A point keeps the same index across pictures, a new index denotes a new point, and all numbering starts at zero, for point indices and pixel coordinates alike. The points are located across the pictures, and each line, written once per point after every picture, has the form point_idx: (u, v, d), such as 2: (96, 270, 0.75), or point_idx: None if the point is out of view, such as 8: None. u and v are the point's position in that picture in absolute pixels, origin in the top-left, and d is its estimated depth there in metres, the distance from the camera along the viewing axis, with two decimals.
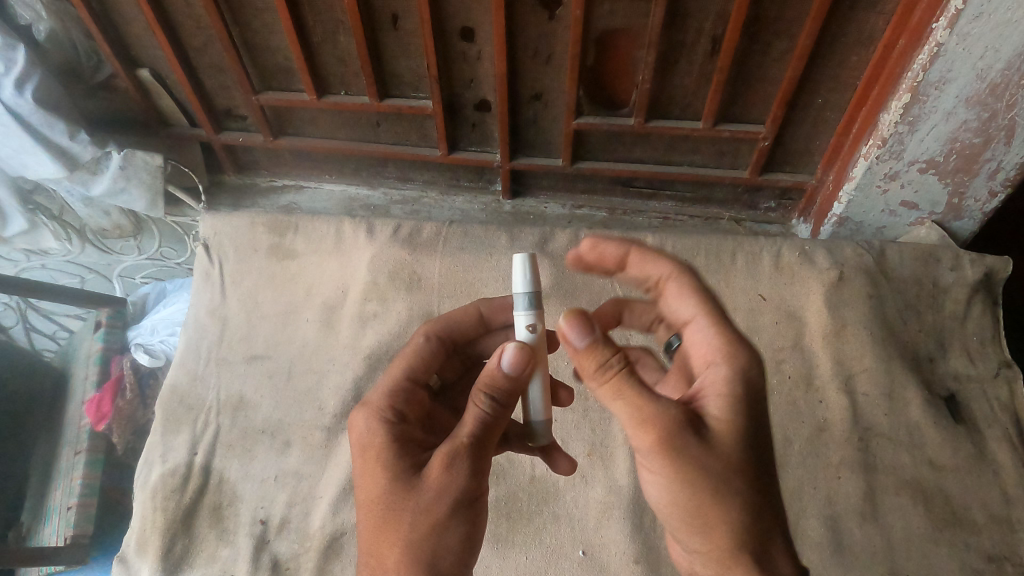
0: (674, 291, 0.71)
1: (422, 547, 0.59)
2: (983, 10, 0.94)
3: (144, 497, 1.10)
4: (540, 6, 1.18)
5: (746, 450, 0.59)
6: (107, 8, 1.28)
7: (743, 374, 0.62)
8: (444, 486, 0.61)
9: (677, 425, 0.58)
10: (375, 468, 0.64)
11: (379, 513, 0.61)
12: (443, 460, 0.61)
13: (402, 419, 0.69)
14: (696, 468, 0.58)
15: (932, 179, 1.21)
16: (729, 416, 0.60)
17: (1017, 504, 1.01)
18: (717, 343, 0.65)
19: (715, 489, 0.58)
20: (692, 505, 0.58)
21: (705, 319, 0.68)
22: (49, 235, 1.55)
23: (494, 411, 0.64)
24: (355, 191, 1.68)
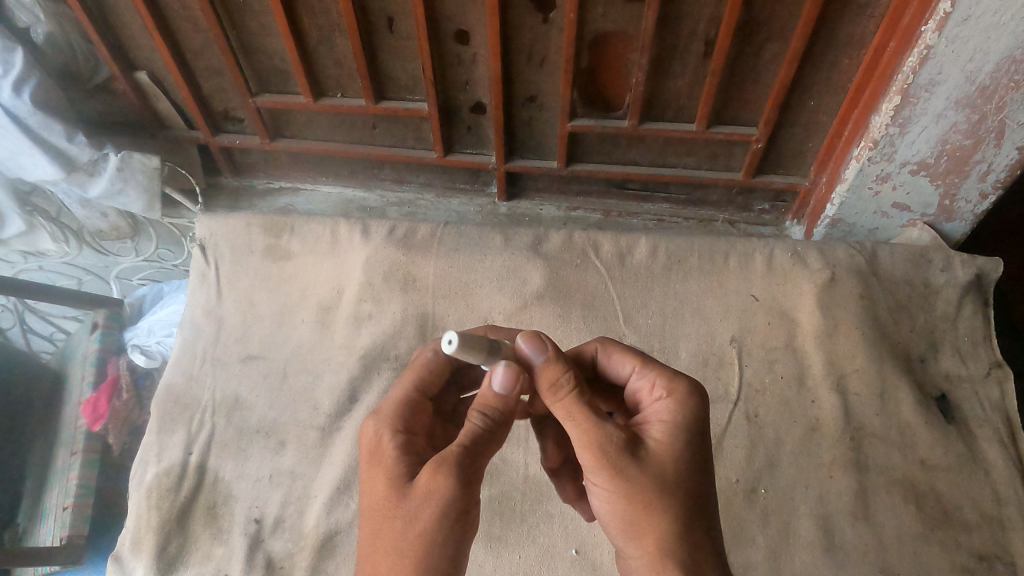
0: (610, 357, 0.79)
1: (411, 551, 0.63)
2: (972, 12, 0.95)
3: (139, 497, 1.10)
4: (534, 9, 1.19)
5: (682, 463, 0.66)
6: (105, 11, 1.29)
7: (681, 404, 0.69)
8: (433, 497, 0.64)
9: (617, 447, 0.65)
10: (376, 477, 0.68)
11: (376, 519, 0.66)
12: (430, 471, 0.65)
13: (407, 430, 0.73)
14: (631, 483, 0.65)
15: (923, 181, 1.22)
16: (665, 438, 0.67)
17: (1007, 503, 1.02)
18: (657, 381, 0.72)
19: (649, 501, 0.64)
20: (630, 518, 0.65)
21: (641, 367, 0.75)
22: (47, 236, 1.57)
23: (485, 427, 0.68)
24: (351, 193, 1.68)
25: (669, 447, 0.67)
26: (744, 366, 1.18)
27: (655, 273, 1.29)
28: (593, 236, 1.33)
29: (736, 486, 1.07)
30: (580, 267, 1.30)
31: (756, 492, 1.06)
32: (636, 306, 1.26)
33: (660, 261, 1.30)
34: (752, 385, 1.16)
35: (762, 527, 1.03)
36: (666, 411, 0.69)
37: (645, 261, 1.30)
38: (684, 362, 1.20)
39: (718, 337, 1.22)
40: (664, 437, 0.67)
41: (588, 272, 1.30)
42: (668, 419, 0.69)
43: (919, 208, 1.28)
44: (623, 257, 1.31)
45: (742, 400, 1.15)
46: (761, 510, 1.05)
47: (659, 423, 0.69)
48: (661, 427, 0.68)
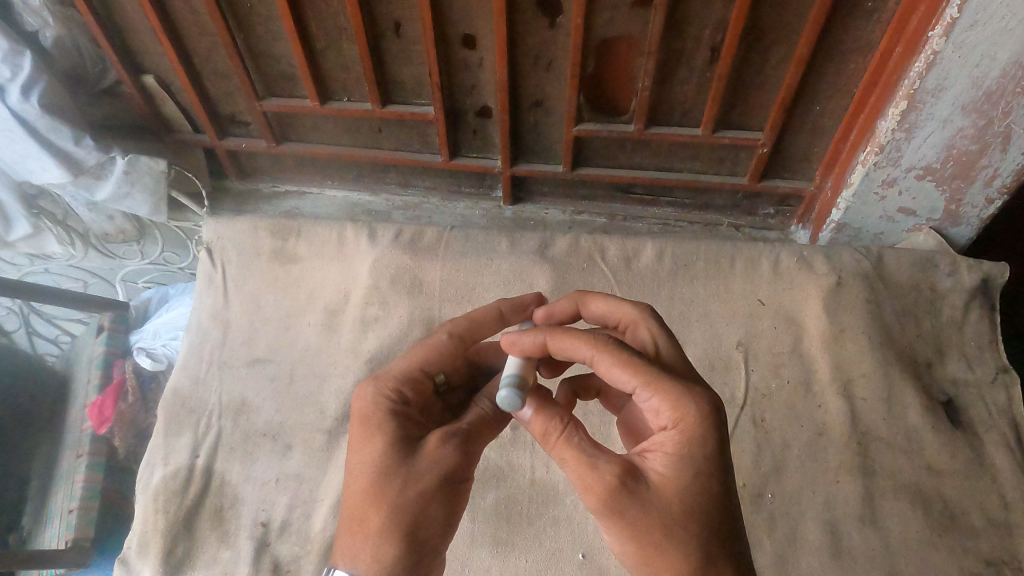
0: (605, 366, 0.69)
1: (406, 508, 0.68)
2: (979, 18, 0.96)
3: (146, 499, 1.10)
4: (540, 13, 1.19)
5: (689, 508, 0.64)
6: (113, 14, 1.29)
7: (691, 436, 0.66)
8: (439, 461, 0.71)
9: (615, 487, 0.64)
10: (374, 437, 0.71)
11: (370, 478, 0.69)
12: (441, 439, 0.72)
13: (405, 398, 0.76)
14: (633, 522, 0.64)
15: (929, 186, 1.22)
16: (670, 474, 0.65)
17: (1015, 509, 1.02)
18: (662, 408, 0.68)
19: (657, 543, 0.63)
20: (643, 560, 0.64)
21: (644, 387, 0.68)
22: (53, 239, 1.57)
23: (491, 409, 0.79)
24: (357, 197, 1.69)
25: (672, 475, 0.65)
26: (751, 370, 1.18)
27: (662, 277, 1.29)
28: (599, 240, 1.33)
29: (743, 491, 1.07)
30: (586, 270, 1.31)
31: (763, 496, 1.06)
32: None
33: (666, 265, 1.30)
34: (758, 389, 1.16)
35: (768, 532, 1.03)
36: (669, 438, 0.67)
37: (652, 266, 1.30)
38: None
39: (724, 341, 1.22)
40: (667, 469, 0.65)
41: (594, 275, 1.30)
42: (671, 448, 0.66)
43: (924, 213, 1.29)
44: (628, 261, 1.31)
45: (748, 405, 1.15)
46: (768, 515, 1.05)
47: (662, 450, 0.67)
48: (664, 454, 0.66)
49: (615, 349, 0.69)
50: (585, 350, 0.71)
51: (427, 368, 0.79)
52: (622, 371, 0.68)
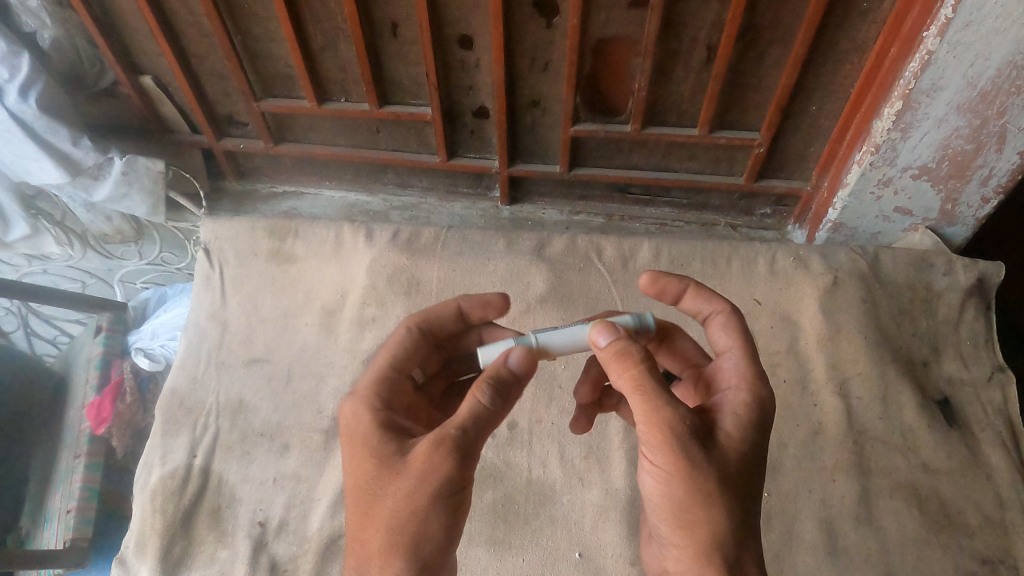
0: (719, 325, 0.77)
1: (400, 528, 0.63)
2: (973, 18, 0.96)
3: (144, 499, 1.11)
4: (537, 13, 1.20)
5: (745, 469, 0.65)
6: (110, 15, 1.30)
7: (755, 403, 0.69)
8: (429, 473, 0.63)
9: (689, 430, 0.63)
10: (360, 456, 0.68)
11: (366, 498, 0.66)
12: (429, 446, 0.64)
13: (386, 407, 0.74)
14: (700, 470, 0.62)
15: (924, 185, 1.23)
16: (736, 434, 0.66)
17: (1010, 507, 1.02)
18: (746, 373, 0.71)
19: (709, 494, 0.63)
20: (685, 506, 0.63)
21: (739, 351, 0.73)
22: (51, 240, 1.57)
23: (489, 404, 0.67)
24: (354, 197, 1.69)
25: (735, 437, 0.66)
26: None
27: None
28: (596, 240, 1.33)
29: None
30: (583, 270, 1.31)
31: (760, 495, 1.07)
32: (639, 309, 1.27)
33: (663, 265, 1.30)
34: None
35: (764, 531, 1.03)
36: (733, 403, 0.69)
37: (648, 266, 1.31)
38: None
39: None
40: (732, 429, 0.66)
41: (590, 275, 1.31)
42: (736, 413, 0.68)
43: (920, 212, 1.29)
44: (625, 261, 1.32)
45: None
46: (764, 514, 1.05)
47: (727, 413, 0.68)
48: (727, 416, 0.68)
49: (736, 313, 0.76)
50: (710, 305, 0.79)
51: (398, 365, 0.81)
52: (731, 332, 0.75)
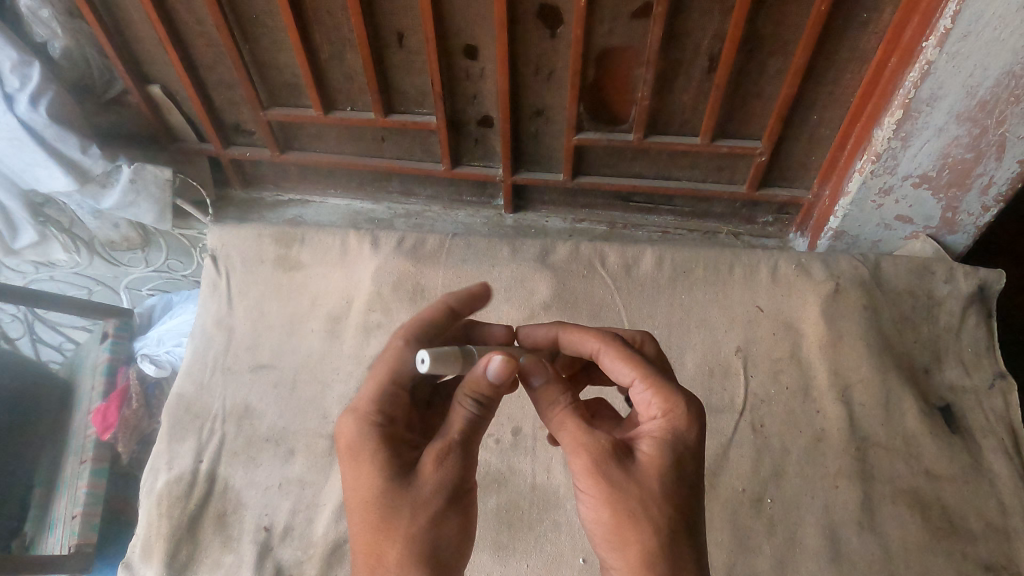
0: (609, 360, 0.77)
1: (418, 537, 0.64)
2: (972, 28, 0.97)
3: (150, 504, 1.11)
4: (541, 24, 1.21)
5: (670, 486, 0.64)
6: (121, 25, 1.32)
7: (673, 422, 0.68)
8: (438, 481, 0.66)
9: (605, 454, 0.65)
10: (365, 471, 0.67)
11: (375, 512, 0.65)
12: (437, 456, 0.67)
13: (388, 421, 0.71)
14: (611, 494, 0.63)
15: (925, 194, 1.24)
16: (659, 454, 0.66)
17: (1013, 514, 1.03)
18: (654, 399, 0.70)
19: (633, 513, 0.63)
20: (615, 530, 0.63)
21: (640, 379, 0.72)
22: (59, 246, 1.58)
23: (478, 411, 0.69)
24: (359, 205, 1.70)
25: (656, 458, 0.65)
26: (749, 376, 1.20)
27: (661, 284, 1.30)
28: (599, 247, 1.34)
29: (743, 496, 1.08)
30: (587, 277, 1.32)
31: (763, 501, 1.07)
32: (643, 316, 1.28)
33: (666, 272, 1.31)
34: (757, 394, 1.17)
35: (768, 536, 1.04)
36: (652, 427, 0.69)
37: (651, 273, 1.32)
38: (690, 372, 1.21)
39: (723, 347, 1.23)
40: (649, 452, 0.66)
41: (594, 283, 1.31)
42: (653, 436, 0.67)
43: (921, 220, 1.30)
44: (629, 268, 1.32)
45: (747, 410, 1.16)
46: (767, 520, 1.06)
47: (647, 437, 0.68)
48: (648, 441, 0.67)
49: (625, 346, 0.76)
50: (590, 345, 0.79)
51: (400, 381, 0.75)
52: (626, 367, 0.74)
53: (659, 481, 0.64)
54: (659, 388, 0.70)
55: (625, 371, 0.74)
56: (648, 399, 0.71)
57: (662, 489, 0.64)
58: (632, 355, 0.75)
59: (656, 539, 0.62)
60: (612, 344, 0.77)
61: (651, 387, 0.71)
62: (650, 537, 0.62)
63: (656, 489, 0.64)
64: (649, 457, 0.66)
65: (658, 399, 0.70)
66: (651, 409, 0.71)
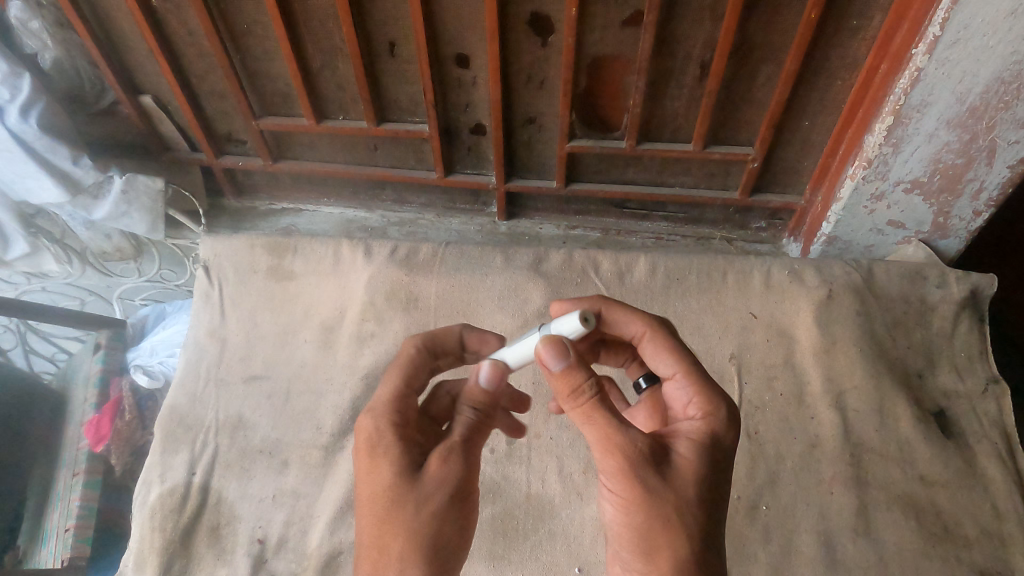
0: (654, 350, 0.77)
1: (423, 532, 0.64)
2: (961, 36, 0.98)
3: (143, 517, 1.11)
4: (532, 32, 1.21)
5: (705, 493, 0.65)
6: (112, 36, 1.31)
7: (713, 427, 0.68)
8: (445, 479, 0.67)
9: (643, 455, 0.64)
10: (378, 467, 0.67)
11: (382, 506, 0.65)
12: (442, 455, 0.68)
13: (403, 421, 0.72)
14: (650, 497, 0.63)
15: (917, 199, 1.24)
16: (696, 458, 0.66)
17: (1007, 519, 1.02)
18: (694, 399, 0.71)
19: (669, 519, 0.63)
20: (647, 533, 0.63)
21: (684, 376, 0.73)
22: (50, 257, 1.58)
23: (477, 418, 0.73)
24: (353, 214, 1.70)
25: (692, 463, 0.65)
26: (744, 382, 1.20)
27: (655, 292, 1.31)
28: (592, 254, 1.34)
29: (738, 503, 1.08)
30: (580, 285, 1.32)
31: (758, 508, 1.07)
32: None
33: (659, 280, 1.31)
34: (752, 401, 1.17)
35: (763, 543, 1.04)
36: (688, 427, 0.69)
37: (644, 280, 1.32)
38: None
39: (717, 354, 1.23)
40: (684, 453, 0.66)
41: (588, 290, 1.31)
42: (688, 438, 0.67)
43: (913, 225, 1.30)
44: (622, 275, 1.32)
45: (742, 417, 1.16)
46: (763, 527, 1.06)
47: (681, 438, 0.68)
48: (682, 441, 0.67)
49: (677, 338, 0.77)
50: (631, 329, 0.79)
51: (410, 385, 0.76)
52: (668, 359, 0.75)
53: (693, 487, 0.64)
54: (698, 387, 0.71)
55: (671, 363, 0.75)
56: (687, 398, 0.72)
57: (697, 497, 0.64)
58: (684, 349, 0.76)
59: (690, 545, 0.62)
60: (664, 332, 0.78)
61: (691, 386, 0.72)
62: (684, 543, 0.62)
63: (692, 495, 0.64)
64: (684, 459, 0.66)
65: (696, 399, 0.71)
66: (688, 411, 0.71)
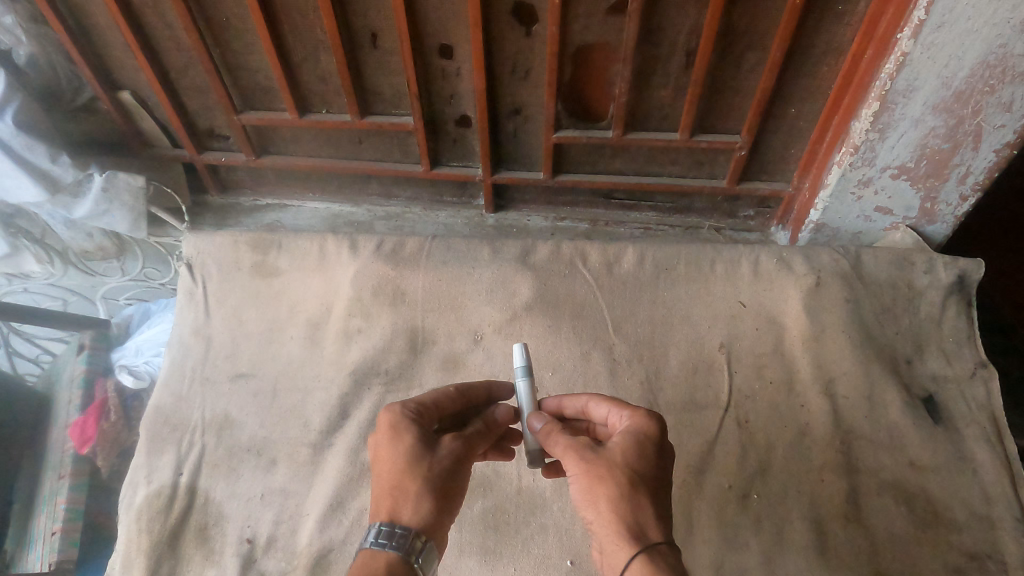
0: (596, 406, 0.84)
1: (436, 487, 0.74)
2: (946, 19, 0.97)
3: (129, 520, 1.09)
4: (516, 22, 1.20)
5: (631, 455, 0.72)
6: (88, 32, 1.29)
7: (638, 419, 0.77)
8: (454, 453, 0.77)
9: (581, 443, 0.74)
10: (402, 435, 0.76)
11: (404, 463, 0.74)
12: (454, 435, 0.79)
13: (422, 409, 0.80)
14: (585, 465, 0.72)
15: (904, 184, 1.24)
16: (623, 437, 0.74)
17: (997, 503, 1.02)
18: (623, 411, 0.79)
19: (601, 475, 0.71)
20: (588, 493, 0.71)
21: (614, 403, 0.82)
22: (31, 258, 1.56)
23: (484, 428, 0.83)
24: (339, 208, 1.68)
25: (619, 439, 0.74)
26: (733, 371, 1.19)
27: (643, 282, 1.30)
28: (580, 246, 1.33)
29: (729, 492, 1.08)
30: (568, 277, 1.31)
31: (749, 497, 1.07)
32: (625, 315, 1.27)
33: (648, 270, 1.31)
34: (742, 390, 1.17)
35: (755, 532, 1.04)
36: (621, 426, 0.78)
37: (633, 270, 1.31)
38: (674, 370, 1.21)
39: (707, 344, 1.23)
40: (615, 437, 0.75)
41: (576, 282, 1.30)
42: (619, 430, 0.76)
43: (900, 211, 1.30)
44: (610, 266, 1.31)
45: (732, 406, 1.16)
46: (755, 516, 1.05)
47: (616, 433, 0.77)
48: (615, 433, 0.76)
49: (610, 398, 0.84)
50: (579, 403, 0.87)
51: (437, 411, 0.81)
52: (606, 404, 0.83)
53: (621, 454, 0.72)
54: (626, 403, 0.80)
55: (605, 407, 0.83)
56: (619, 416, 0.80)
57: (623, 458, 0.72)
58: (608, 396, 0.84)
59: (620, 491, 0.70)
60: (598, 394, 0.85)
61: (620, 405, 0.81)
62: (615, 490, 0.70)
63: (620, 458, 0.72)
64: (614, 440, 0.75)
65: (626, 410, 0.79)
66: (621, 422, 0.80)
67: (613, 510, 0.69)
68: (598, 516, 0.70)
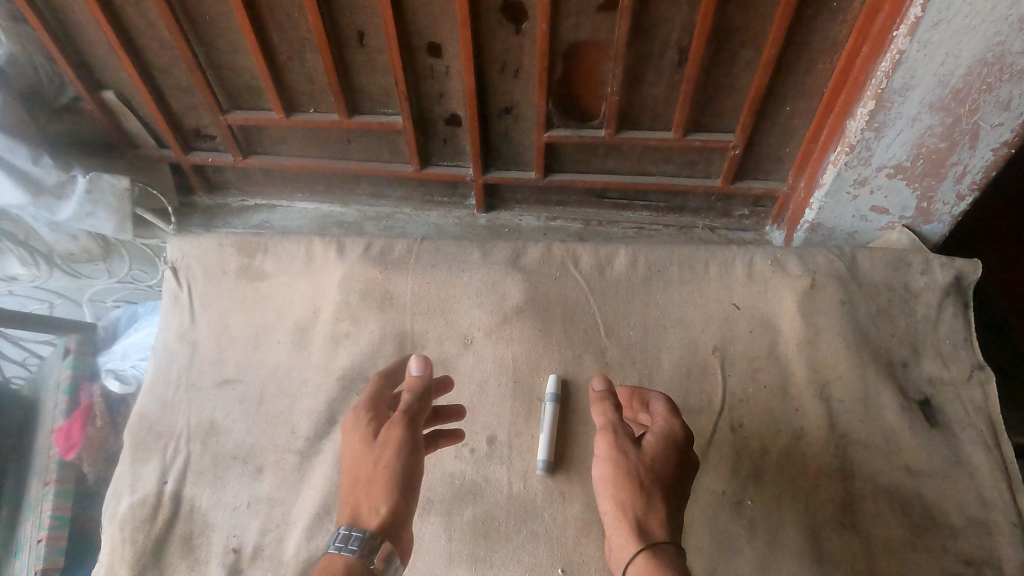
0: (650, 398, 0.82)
1: (385, 479, 0.74)
2: (944, 16, 0.95)
3: (113, 530, 1.08)
4: (505, 19, 1.18)
5: (659, 462, 0.73)
6: (69, 31, 1.27)
7: (674, 429, 0.77)
8: (392, 441, 0.77)
9: (621, 432, 0.75)
10: (352, 445, 0.79)
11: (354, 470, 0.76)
12: (389, 424, 0.78)
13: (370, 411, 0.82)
14: (617, 453, 0.73)
15: (900, 184, 1.22)
16: (659, 442, 0.75)
17: (994, 508, 1.01)
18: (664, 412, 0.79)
19: (628, 471, 0.71)
20: (611, 481, 0.72)
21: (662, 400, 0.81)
22: (15, 260, 1.54)
23: (416, 398, 0.81)
24: (328, 209, 1.66)
25: (654, 446, 0.75)
26: (727, 375, 1.18)
27: (636, 284, 1.28)
28: (572, 247, 1.31)
29: (723, 498, 1.06)
30: (560, 279, 1.29)
31: (743, 503, 1.05)
32: (617, 317, 1.25)
33: (640, 272, 1.28)
34: (736, 394, 1.16)
35: (749, 538, 1.02)
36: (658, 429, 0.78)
37: (625, 272, 1.29)
38: (667, 374, 1.19)
39: (700, 347, 1.21)
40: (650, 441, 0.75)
41: (568, 284, 1.28)
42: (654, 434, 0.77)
43: (897, 210, 1.28)
44: (602, 268, 1.29)
45: (726, 411, 1.14)
46: (749, 522, 1.04)
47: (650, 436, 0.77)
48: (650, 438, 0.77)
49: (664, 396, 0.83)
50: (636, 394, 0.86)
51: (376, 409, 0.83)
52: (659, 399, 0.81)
53: (649, 461, 0.73)
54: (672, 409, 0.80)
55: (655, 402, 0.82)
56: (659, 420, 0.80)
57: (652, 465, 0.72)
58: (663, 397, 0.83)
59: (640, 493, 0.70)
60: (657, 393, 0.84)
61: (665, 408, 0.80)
62: (635, 491, 0.70)
63: (648, 463, 0.72)
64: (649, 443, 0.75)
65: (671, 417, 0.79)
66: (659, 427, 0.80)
67: (627, 506, 0.70)
68: (613, 507, 0.70)
